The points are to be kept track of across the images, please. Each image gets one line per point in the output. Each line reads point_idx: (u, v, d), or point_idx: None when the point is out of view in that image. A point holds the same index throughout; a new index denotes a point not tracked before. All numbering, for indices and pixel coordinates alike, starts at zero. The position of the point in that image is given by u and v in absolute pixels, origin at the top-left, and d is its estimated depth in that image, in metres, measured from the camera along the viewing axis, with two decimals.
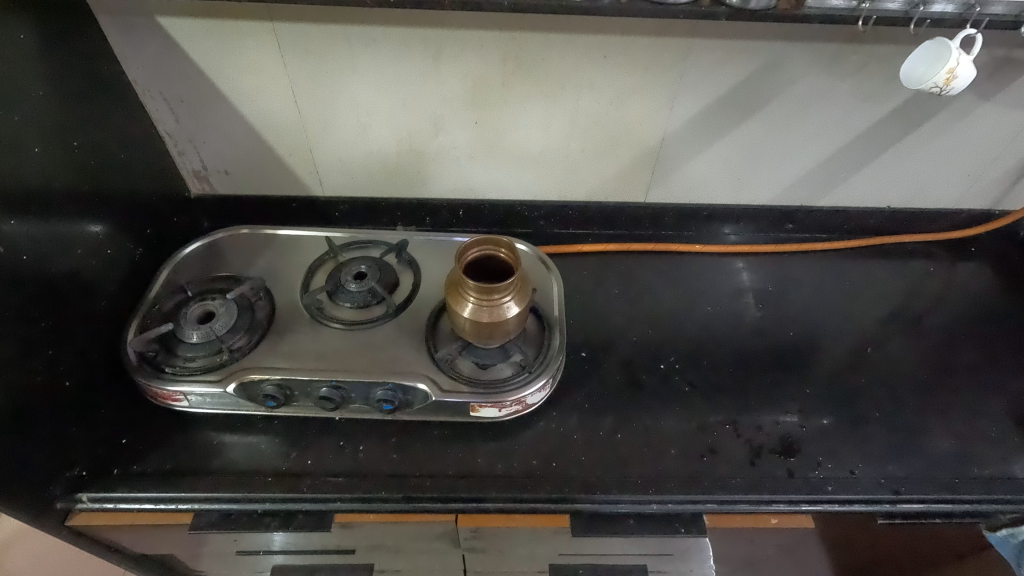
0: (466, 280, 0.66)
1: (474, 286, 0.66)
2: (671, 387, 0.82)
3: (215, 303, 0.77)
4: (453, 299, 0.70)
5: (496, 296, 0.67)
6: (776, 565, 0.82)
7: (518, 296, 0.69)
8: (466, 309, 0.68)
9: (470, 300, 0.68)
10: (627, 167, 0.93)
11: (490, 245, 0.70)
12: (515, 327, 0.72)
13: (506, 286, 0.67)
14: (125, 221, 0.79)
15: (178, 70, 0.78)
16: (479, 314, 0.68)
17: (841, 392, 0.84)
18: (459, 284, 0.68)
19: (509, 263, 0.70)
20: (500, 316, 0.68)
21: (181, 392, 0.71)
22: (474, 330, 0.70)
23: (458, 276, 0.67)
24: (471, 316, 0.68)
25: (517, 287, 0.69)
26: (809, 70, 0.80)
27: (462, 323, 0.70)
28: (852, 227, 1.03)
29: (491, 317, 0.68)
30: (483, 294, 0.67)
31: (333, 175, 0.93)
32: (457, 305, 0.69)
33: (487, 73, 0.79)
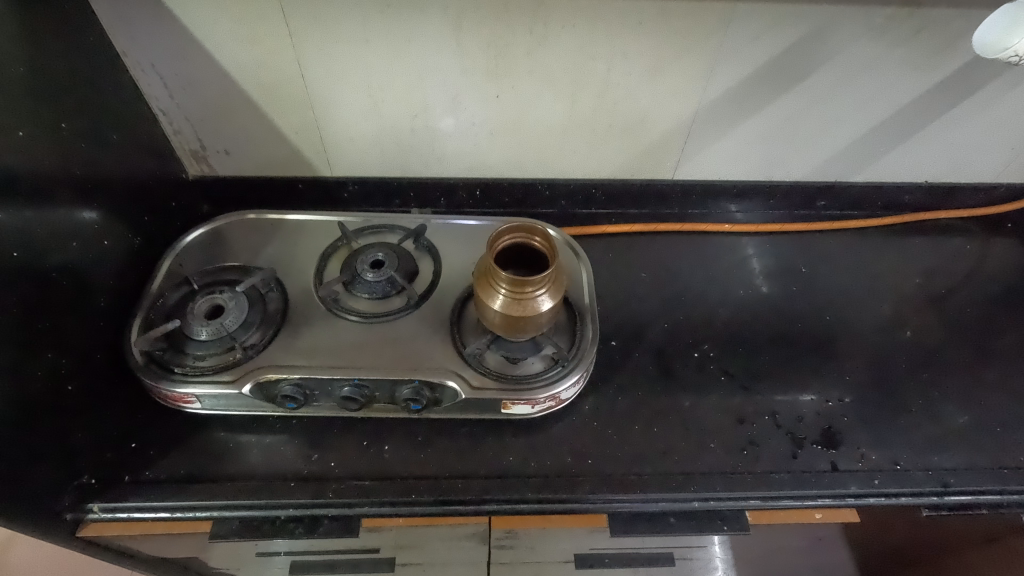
0: (499, 271, 0.61)
1: (507, 279, 0.61)
2: (707, 376, 0.79)
3: (224, 296, 0.72)
4: (483, 291, 0.65)
5: (531, 289, 0.62)
6: (812, 555, 0.80)
7: (554, 288, 0.65)
8: (497, 301, 0.64)
9: (502, 292, 0.63)
10: (657, 143, 0.87)
11: (523, 233, 0.65)
12: (548, 320, 0.67)
13: (542, 279, 0.62)
14: (121, 208, 0.73)
15: (171, 40, 0.71)
16: (511, 307, 0.63)
17: (881, 379, 0.81)
18: (489, 276, 0.63)
19: (544, 253, 0.65)
20: (534, 310, 0.64)
21: (193, 394, 0.66)
22: (505, 322, 0.65)
23: (490, 267, 0.62)
24: (503, 309, 0.64)
25: (553, 279, 0.64)
26: (858, 37, 0.74)
27: (493, 316, 0.66)
28: (887, 203, 0.98)
29: (525, 310, 0.63)
30: (517, 287, 0.62)
31: (343, 154, 0.87)
32: (488, 298, 0.64)
33: (512, 43, 0.73)
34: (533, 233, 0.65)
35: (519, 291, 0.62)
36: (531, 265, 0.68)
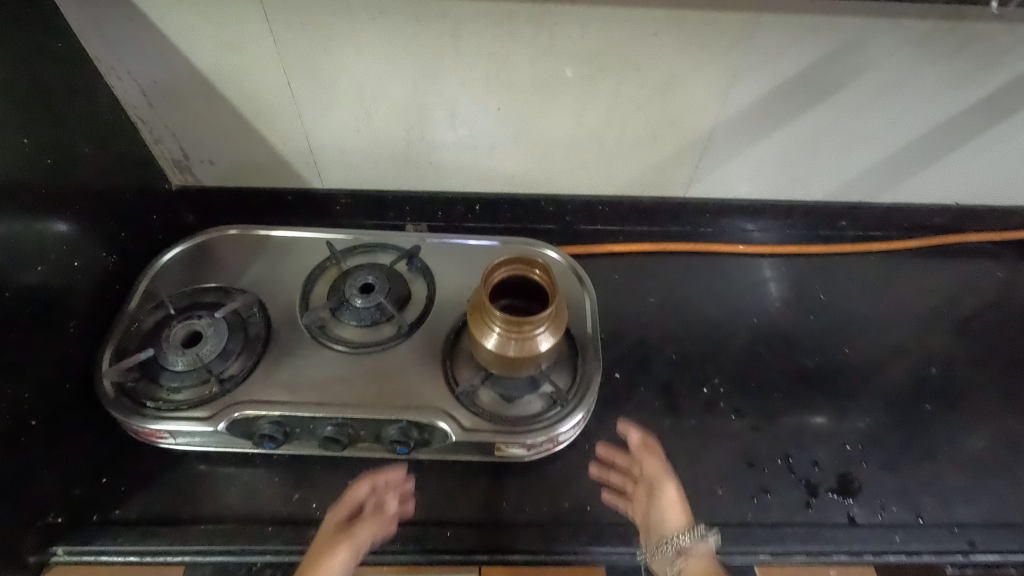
0: (493, 309, 0.56)
1: (502, 317, 0.56)
2: (716, 414, 0.74)
3: (202, 322, 0.67)
4: (476, 326, 0.60)
5: (528, 329, 0.57)
6: None
7: (554, 325, 0.59)
8: (491, 339, 0.59)
9: (496, 331, 0.58)
10: (670, 160, 0.81)
11: (522, 265, 0.60)
12: (547, 358, 0.62)
13: (540, 318, 0.57)
14: (94, 226, 0.68)
15: (147, 44, 0.65)
16: (507, 346, 0.58)
17: (904, 421, 0.75)
18: (483, 312, 0.58)
19: (544, 287, 0.60)
20: (532, 350, 0.59)
21: (166, 431, 0.62)
22: (499, 361, 0.60)
23: (483, 304, 0.57)
24: (497, 349, 0.59)
25: (553, 317, 0.59)
26: (892, 52, 0.68)
27: (487, 354, 0.61)
28: (914, 225, 0.92)
29: (521, 350, 0.58)
30: (513, 326, 0.57)
31: (334, 167, 0.82)
32: (481, 335, 0.59)
33: (516, 55, 0.67)
34: (532, 265, 0.60)
35: (514, 330, 0.57)
36: (530, 299, 0.63)
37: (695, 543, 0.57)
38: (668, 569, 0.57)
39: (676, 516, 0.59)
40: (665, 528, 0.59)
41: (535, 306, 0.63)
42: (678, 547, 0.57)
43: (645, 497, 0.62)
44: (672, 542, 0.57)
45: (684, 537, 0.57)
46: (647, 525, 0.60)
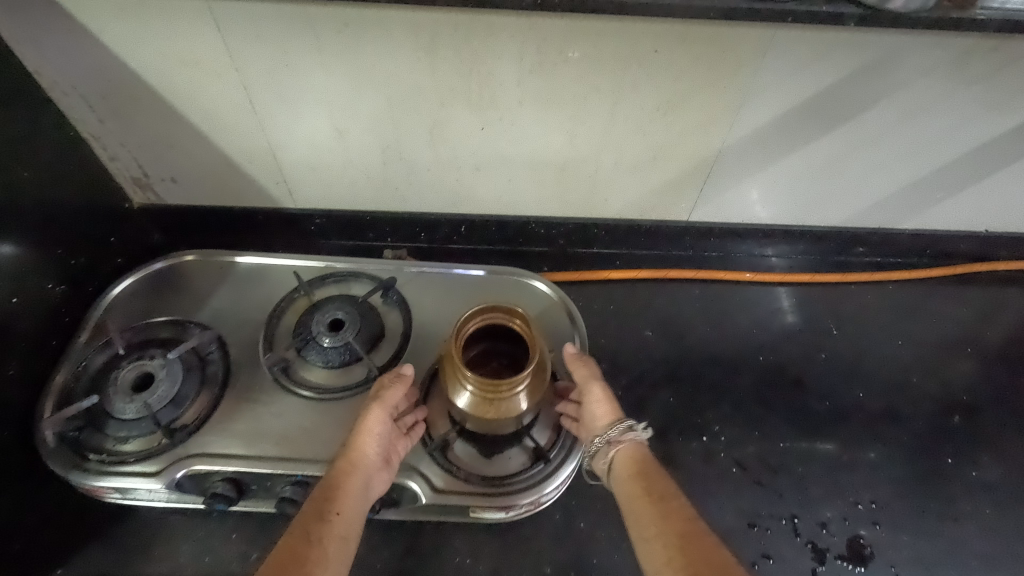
0: (465, 367, 0.50)
1: (475, 378, 0.50)
2: (716, 466, 0.68)
3: (154, 363, 0.61)
4: (449, 382, 0.54)
5: (505, 390, 0.50)
6: None
7: (536, 383, 0.53)
8: (464, 398, 0.53)
9: (469, 390, 0.52)
10: (673, 182, 0.74)
11: (501, 314, 0.53)
12: (527, 415, 0.56)
13: (518, 379, 0.50)
14: (41, 258, 0.62)
15: (91, 58, 0.59)
16: (481, 407, 0.52)
17: (922, 476, 0.70)
18: (455, 368, 0.52)
19: (526, 339, 0.54)
20: (509, 412, 0.52)
21: (109, 488, 0.57)
22: (475, 421, 0.54)
23: (454, 360, 0.51)
24: (471, 409, 0.53)
25: (534, 374, 0.52)
26: (925, 72, 0.60)
27: (461, 412, 0.54)
28: (939, 252, 0.84)
29: (497, 412, 0.52)
30: (487, 387, 0.50)
31: (306, 186, 0.75)
32: (454, 392, 0.53)
33: (500, 72, 0.60)
34: (514, 313, 0.53)
35: (489, 392, 0.50)
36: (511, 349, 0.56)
37: (622, 436, 0.54)
38: (601, 464, 0.55)
39: (602, 415, 0.55)
40: (595, 428, 0.56)
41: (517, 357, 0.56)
42: (605, 443, 0.54)
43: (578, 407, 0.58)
44: (599, 439, 0.54)
45: (605, 431, 0.54)
46: (583, 429, 0.58)
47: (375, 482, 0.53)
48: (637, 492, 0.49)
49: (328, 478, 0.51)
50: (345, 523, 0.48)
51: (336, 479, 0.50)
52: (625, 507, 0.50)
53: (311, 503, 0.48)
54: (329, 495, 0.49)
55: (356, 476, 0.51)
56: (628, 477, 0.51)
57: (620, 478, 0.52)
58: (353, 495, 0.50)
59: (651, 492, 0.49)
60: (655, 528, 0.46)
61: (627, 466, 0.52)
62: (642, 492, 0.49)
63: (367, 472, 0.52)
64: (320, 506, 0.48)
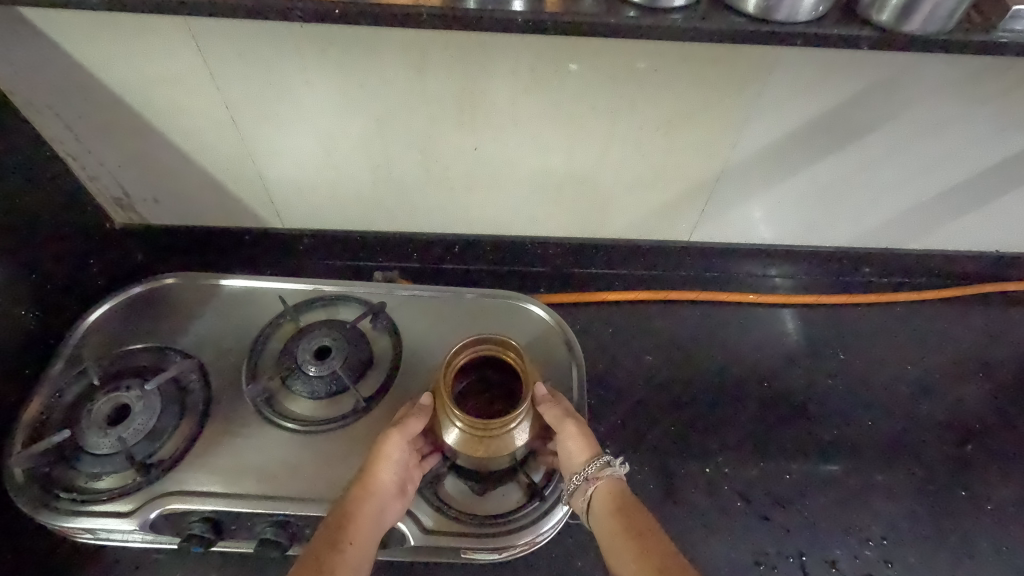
0: (453, 404, 0.48)
1: (463, 415, 0.47)
2: (720, 500, 0.65)
3: (130, 396, 0.58)
4: (438, 418, 0.51)
5: (495, 429, 0.48)
6: None
7: (529, 421, 0.50)
8: (453, 436, 0.50)
9: (458, 428, 0.49)
10: (674, 203, 0.72)
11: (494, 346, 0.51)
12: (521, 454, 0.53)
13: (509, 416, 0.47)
14: (13, 284, 0.59)
15: (67, 76, 0.56)
16: (471, 446, 0.49)
17: (935, 509, 0.67)
18: (443, 404, 0.49)
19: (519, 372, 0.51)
20: (501, 452, 0.49)
21: (82, 528, 0.54)
22: (465, 460, 0.52)
23: (442, 396, 0.48)
24: (460, 448, 0.50)
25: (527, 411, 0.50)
26: (936, 92, 0.58)
27: (450, 451, 0.52)
28: (947, 272, 0.82)
29: (487, 452, 0.49)
30: (476, 425, 0.48)
31: (294, 206, 0.73)
32: (442, 430, 0.51)
33: (492, 91, 0.58)
34: (506, 346, 0.51)
35: (478, 430, 0.48)
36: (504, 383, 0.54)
37: (600, 473, 0.50)
38: (579, 502, 0.51)
39: (577, 452, 0.51)
40: (571, 464, 0.52)
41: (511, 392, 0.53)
42: (583, 480, 0.50)
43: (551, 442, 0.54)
44: (577, 477, 0.51)
45: (584, 468, 0.50)
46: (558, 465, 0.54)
47: (391, 507, 0.51)
48: (617, 529, 0.46)
49: (343, 504, 0.49)
50: (358, 552, 0.46)
51: (350, 507, 0.49)
52: (605, 545, 0.46)
53: (324, 529, 0.47)
54: (342, 523, 0.47)
55: (371, 503, 0.50)
56: (608, 515, 0.48)
57: (599, 515, 0.48)
58: (367, 522, 0.48)
59: (631, 527, 0.46)
60: (636, 565, 0.43)
61: (605, 502, 0.49)
62: (622, 527, 0.46)
63: (384, 496, 0.50)
64: (334, 533, 0.47)
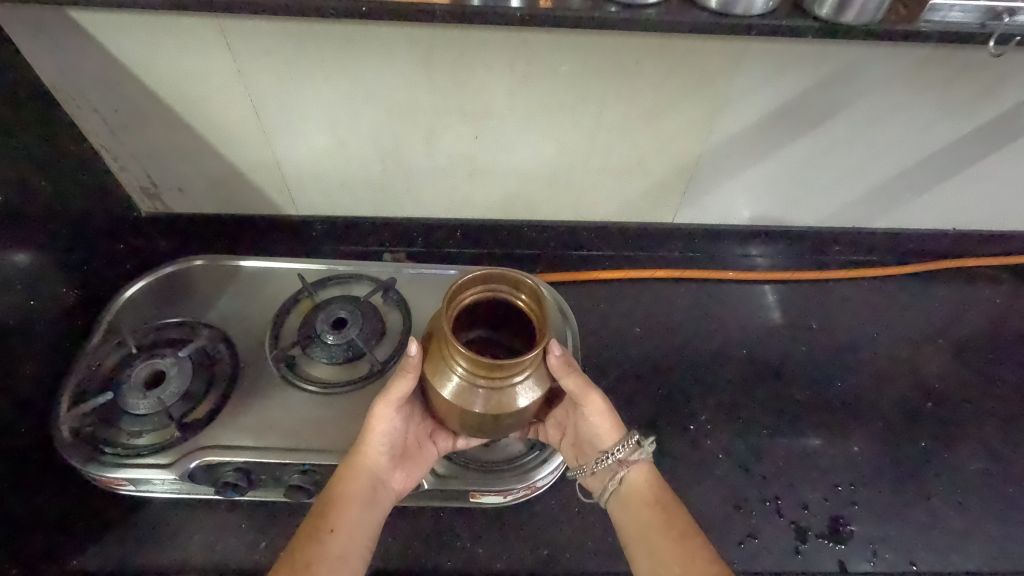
0: (456, 341, 0.43)
1: (466, 356, 0.43)
2: (702, 453, 0.72)
3: (165, 362, 0.64)
4: (436, 366, 0.46)
5: (498, 376, 0.44)
6: None
7: (538, 376, 0.47)
8: (450, 384, 0.45)
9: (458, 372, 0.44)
10: (656, 187, 0.78)
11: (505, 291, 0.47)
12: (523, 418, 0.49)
13: (518, 365, 0.43)
14: (54, 262, 0.65)
15: (107, 74, 0.62)
16: (466, 397, 0.45)
17: (896, 459, 0.73)
18: (444, 347, 0.45)
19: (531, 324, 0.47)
20: (500, 408, 0.45)
21: (125, 479, 0.59)
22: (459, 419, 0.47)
23: (447, 333, 0.44)
24: (455, 398, 0.46)
25: (535, 365, 0.46)
26: (889, 79, 0.65)
27: (441, 406, 0.47)
28: (910, 250, 0.89)
29: (485, 406, 0.45)
30: (479, 370, 0.43)
31: (308, 193, 0.79)
32: (437, 377, 0.46)
33: (492, 82, 0.64)
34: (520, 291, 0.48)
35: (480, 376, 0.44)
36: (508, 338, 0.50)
37: (633, 456, 0.51)
38: (607, 480, 0.53)
39: (607, 432, 0.52)
40: (600, 442, 0.53)
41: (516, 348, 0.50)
42: (614, 463, 0.52)
43: (571, 413, 0.54)
44: (608, 458, 0.52)
45: (616, 452, 0.51)
46: (582, 439, 0.55)
47: (382, 479, 0.53)
48: (657, 524, 0.48)
49: (324, 492, 0.51)
50: (342, 538, 0.48)
51: (330, 493, 0.50)
52: (641, 536, 0.49)
53: (306, 520, 0.49)
54: (321, 513, 0.49)
55: (357, 482, 0.51)
56: (641, 506, 0.50)
57: (636, 506, 0.50)
58: (349, 505, 0.50)
59: (672, 526, 0.48)
60: (679, 568, 0.46)
61: (641, 490, 0.51)
62: (663, 525, 0.48)
63: (376, 478, 0.52)
64: (315, 524, 0.49)
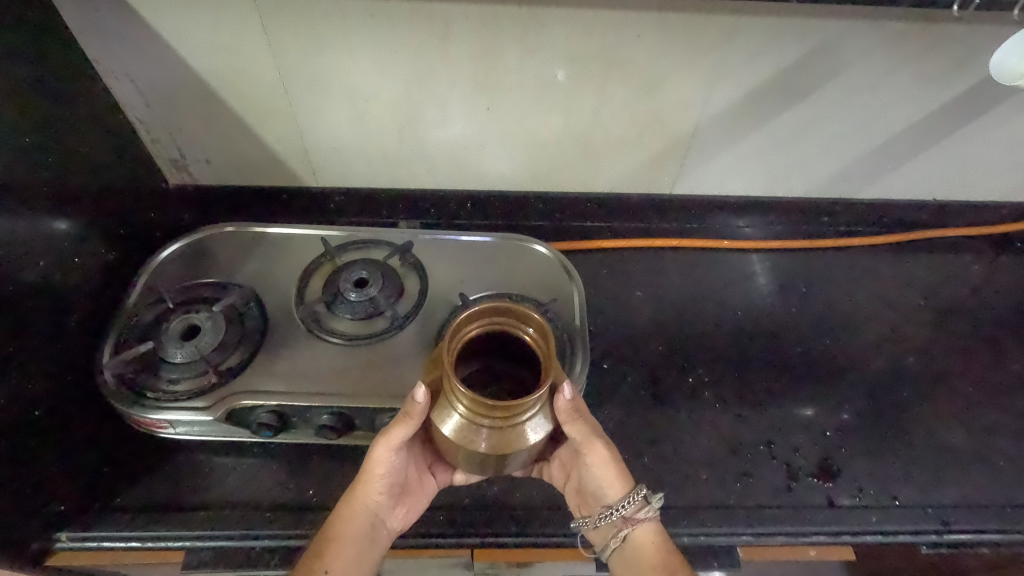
0: (458, 380, 0.44)
1: (468, 395, 0.44)
2: (699, 402, 0.77)
3: (200, 316, 0.69)
4: (442, 402, 0.47)
5: (501, 416, 0.44)
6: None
7: (542, 416, 0.47)
8: (451, 420, 0.47)
9: (460, 410, 0.45)
10: (655, 158, 0.84)
11: (509, 323, 0.47)
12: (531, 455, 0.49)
13: (520, 404, 0.44)
14: (95, 223, 0.70)
15: (146, 47, 0.67)
16: (467, 434, 0.46)
17: (879, 408, 0.79)
18: (448, 385, 0.46)
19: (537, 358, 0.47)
20: (499, 447, 0.46)
21: (166, 420, 0.64)
22: (466, 455, 0.48)
23: (447, 370, 0.45)
24: (456, 435, 0.47)
25: (542, 403, 0.46)
26: (871, 52, 0.70)
27: (444, 440, 0.49)
28: (894, 220, 0.95)
29: (484, 444, 0.46)
30: (480, 410, 0.44)
31: (329, 166, 0.84)
32: (440, 412, 0.48)
33: (503, 54, 0.69)
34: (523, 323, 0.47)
35: (483, 416, 0.44)
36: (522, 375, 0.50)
37: (638, 513, 0.53)
38: (612, 535, 0.55)
39: (611, 485, 0.54)
40: (606, 496, 0.55)
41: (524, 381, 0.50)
42: (619, 519, 0.54)
43: (575, 459, 0.56)
44: (613, 513, 0.54)
45: (621, 511, 0.53)
46: (587, 488, 0.57)
47: (379, 516, 0.57)
48: None
49: (323, 531, 0.55)
50: None
51: (328, 533, 0.54)
52: None
53: (304, 560, 0.53)
54: (319, 553, 0.53)
55: (355, 522, 0.55)
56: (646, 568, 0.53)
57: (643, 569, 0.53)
58: (343, 547, 0.54)
59: None
60: None
61: (648, 550, 0.53)
62: None
63: (371, 519, 0.56)
64: (311, 563, 0.53)
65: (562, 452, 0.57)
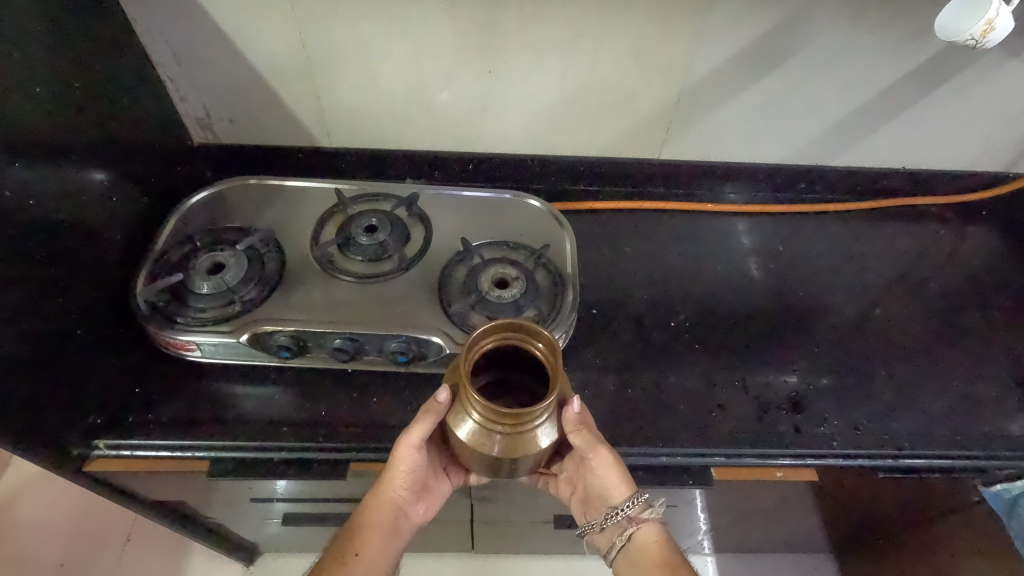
0: (475, 391, 0.50)
1: (485, 405, 0.50)
2: (680, 344, 0.84)
3: (225, 254, 0.76)
4: (461, 409, 0.53)
5: (516, 424, 0.50)
6: (767, 509, 0.88)
7: (549, 424, 0.53)
8: (466, 424, 0.53)
9: (475, 416, 0.51)
10: (643, 124, 0.91)
11: (521, 338, 0.53)
12: (538, 458, 0.55)
13: (532, 413, 0.50)
14: (129, 169, 0.77)
15: (180, 8, 0.74)
16: (482, 438, 0.52)
17: (846, 353, 0.85)
18: (466, 394, 0.52)
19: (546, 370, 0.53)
20: (510, 451, 0.52)
21: (193, 342, 0.71)
22: (478, 458, 0.54)
23: (465, 382, 0.51)
24: (470, 439, 0.53)
25: (551, 411, 0.52)
26: (837, 21, 0.78)
27: (458, 441, 0.55)
28: (867, 188, 1.01)
29: (497, 449, 0.52)
30: (498, 418, 0.50)
31: (341, 126, 0.91)
32: (457, 416, 0.54)
33: (503, 18, 0.76)
34: (533, 339, 0.53)
35: (499, 423, 0.50)
36: (531, 387, 0.56)
37: (643, 514, 0.62)
38: (617, 534, 0.63)
39: (618, 488, 0.61)
40: (611, 497, 0.62)
41: (532, 390, 0.56)
42: (624, 518, 0.61)
43: (580, 467, 0.63)
44: (619, 513, 0.61)
45: (628, 510, 0.61)
46: (592, 493, 0.64)
47: (403, 510, 0.64)
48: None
49: (355, 518, 0.63)
50: (361, 562, 0.60)
51: (358, 520, 0.62)
52: None
53: (337, 543, 0.62)
54: (349, 538, 0.62)
55: (382, 513, 0.63)
56: (650, 564, 0.61)
57: (647, 567, 0.60)
58: (370, 536, 0.62)
59: None
60: None
61: (651, 550, 0.61)
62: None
63: (395, 512, 0.63)
64: (342, 547, 0.61)
65: (569, 462, 0.64)
